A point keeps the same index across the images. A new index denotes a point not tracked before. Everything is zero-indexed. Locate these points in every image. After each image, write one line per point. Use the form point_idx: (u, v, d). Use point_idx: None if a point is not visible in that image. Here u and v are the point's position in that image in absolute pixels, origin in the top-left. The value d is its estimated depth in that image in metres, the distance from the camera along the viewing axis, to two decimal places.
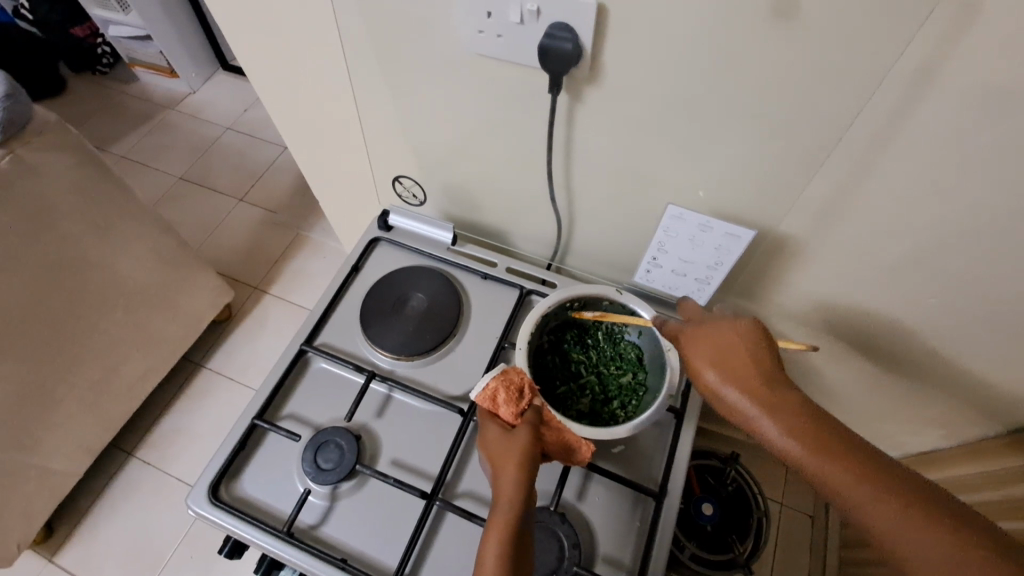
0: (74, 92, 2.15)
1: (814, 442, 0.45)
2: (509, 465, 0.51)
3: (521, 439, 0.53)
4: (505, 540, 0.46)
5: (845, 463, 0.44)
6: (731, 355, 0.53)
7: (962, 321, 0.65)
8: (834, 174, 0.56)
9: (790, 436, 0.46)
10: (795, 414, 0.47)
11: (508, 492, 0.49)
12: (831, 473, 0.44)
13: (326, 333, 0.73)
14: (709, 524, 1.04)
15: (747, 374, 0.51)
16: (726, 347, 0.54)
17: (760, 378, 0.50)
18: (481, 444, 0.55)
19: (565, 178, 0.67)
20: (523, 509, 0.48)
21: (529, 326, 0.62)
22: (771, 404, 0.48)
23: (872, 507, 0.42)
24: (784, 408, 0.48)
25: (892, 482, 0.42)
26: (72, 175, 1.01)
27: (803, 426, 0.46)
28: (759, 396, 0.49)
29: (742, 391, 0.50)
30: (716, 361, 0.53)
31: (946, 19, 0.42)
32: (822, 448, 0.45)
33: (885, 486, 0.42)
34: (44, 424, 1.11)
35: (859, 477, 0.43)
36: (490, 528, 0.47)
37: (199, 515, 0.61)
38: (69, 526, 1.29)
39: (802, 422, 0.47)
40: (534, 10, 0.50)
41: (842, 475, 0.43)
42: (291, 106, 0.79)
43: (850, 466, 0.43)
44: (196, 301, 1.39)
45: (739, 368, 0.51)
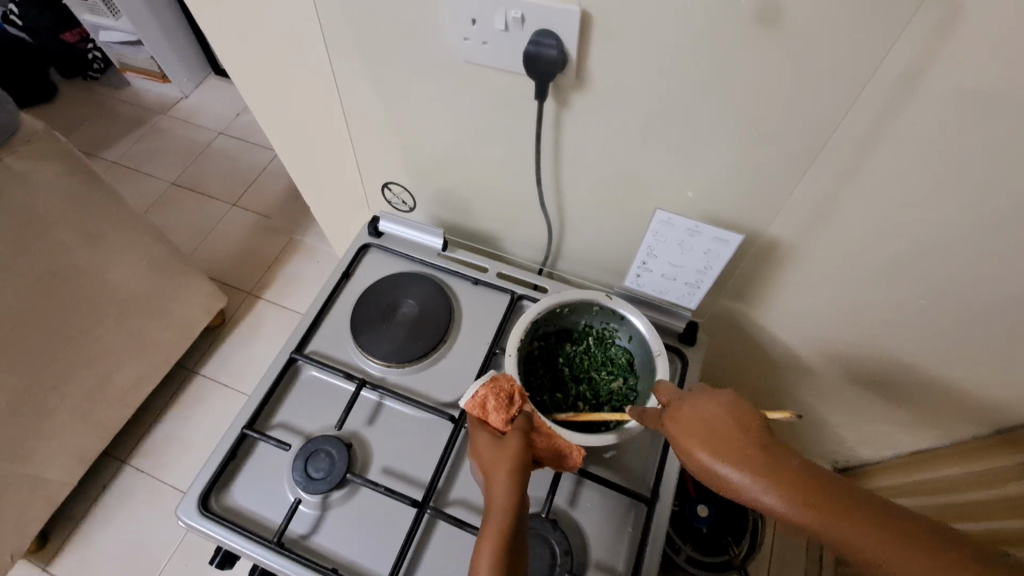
0: (65, 98, 2.14)
1: (824, 513, 0.41)
2: (501, 471, 0.50)
3: (512, 445, 0.52)
4: (498, 546, 0.45)
5: (860, 528, 0.40)
6: (722, 428, 0.46)
7: (952, 322, 0.65)
8: (821, 177, 0.56)
9: (802, 511, 0.41)
10: (799, 483, 0.42)
11: (500, 501, 0.48)
12: (854, 544, 0.40)
13: (317, 341, 0.73)
14: (705, 526, 1.03)
15: (745, 449, 0.44)
16: (706, 417, 0.47)
17: (749, 451, 0.44)
18: (472, 453, 0.54)
19: (554, 184, 0.67)
20: (515, 518, 0.47)
21: (518, 332, 0.62)
22: (772, 477, 0.42)
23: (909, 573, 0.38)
24: (787, 480, 0.42)
25: (909, 540, 0.39)
26: (62, 183, 1.00)
27: (808, 496, 0.41)
28: (755, 469, 0.43)
29: (737, 471, 0.44)
30: (709, 440, 0.46)
31: (929, 24, 0.42)
32: (836, 519, 0.40)
33: (912, 546, 0.38)
34: (36, 434, 1.10)
35: (882, 539, 0.39)
36: (482, 539, 0.46)
37: (189, 526, 0.61)
38: (62, 536, 1.28)
39: (808, 494, 0.41)
40: (519, 18, 0.49)
41: (865, 544, 0.39)
42: (279, 113, 0.79)
43: (869, 533, 0.40)
44: (189, 308, 1.38)
45: (727, 442, 0.45)
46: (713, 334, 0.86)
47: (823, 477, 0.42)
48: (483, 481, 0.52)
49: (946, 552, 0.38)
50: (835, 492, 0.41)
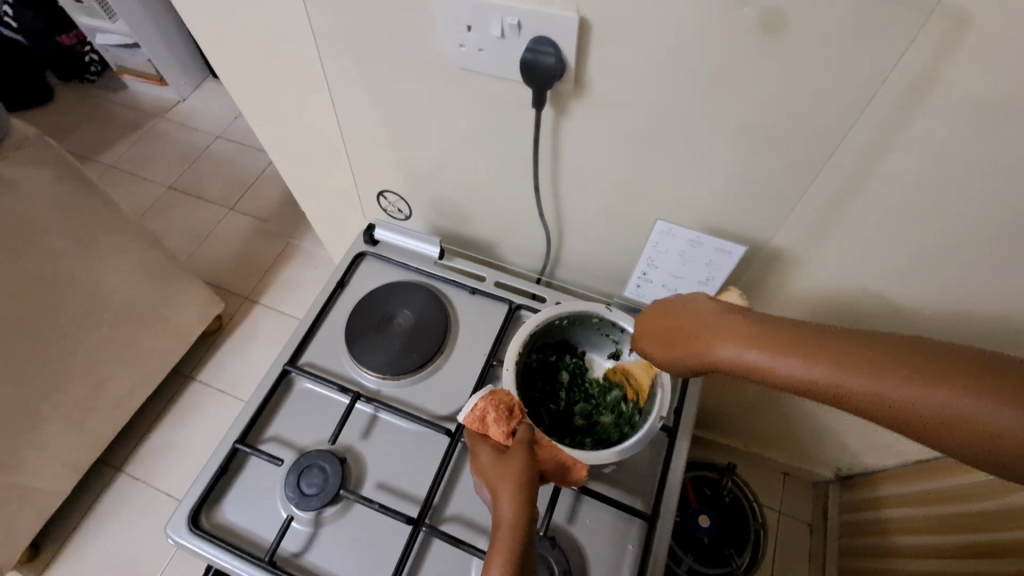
0: (62, 101, 2.13)
1: (806, 354, 0.41)
2: (507, 489, 0.48)
3: (516, 460, 0.50)
4: (509, 567, 0.44)
5: (851, 361, 0.39)
6: (680, 325, 0.50)
7: (960, 334, 0.64)
8: (825, 188, 0.54)
9: (785, 362, 0.42)
10: (773, 338, 0.43)
11: (507, 512, 0.47)
12: (844, 382, 0.39)
13: (311, 352, 0.72)
14: (706, 537, 1.01)
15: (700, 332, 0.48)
16: (669, 318, 0.51)
17: (719, 326, 0.47)
18: (475, 469, 0.53)
19: (553, 192, 0.66)
20: (524, 528, 0.46)
21: (516, 346, 0.60)
22: (747, 338, 0.44)
23: (908, 393, 0.37)
24: (762, 338, 0.44)
25: (907, 360, 0.38)
26: (55, 190, 0.99)
27: (791, 345, 0.42)
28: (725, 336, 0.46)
29: (714, 346, 0.46)
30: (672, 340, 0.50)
31: (937, 31, 0.40)
32: (823, 360, 0.40)
33: (907, 367, 0.38)
34: (28, 443, 1.09)
35: (877, 364, 0.38)
36: (492, 549, 0.45)
37: (179, 544, 0.59)
38: (56, 544, 1.26)
39: (785, 342, 0.42)
40: (515, 24, 0.48)
41: (856, 376, 0.39)
42: (272, 119, 0.78)
43: (856, 363, 0.39)
44: (185, 313, 1.37)
45: (696, 328, 0.48)
46: None
47: (802, 326, 0.43)
48: (489, 498, 0.51)
49: (942, 363, 0.37)
50: (815, 334, 0.42)
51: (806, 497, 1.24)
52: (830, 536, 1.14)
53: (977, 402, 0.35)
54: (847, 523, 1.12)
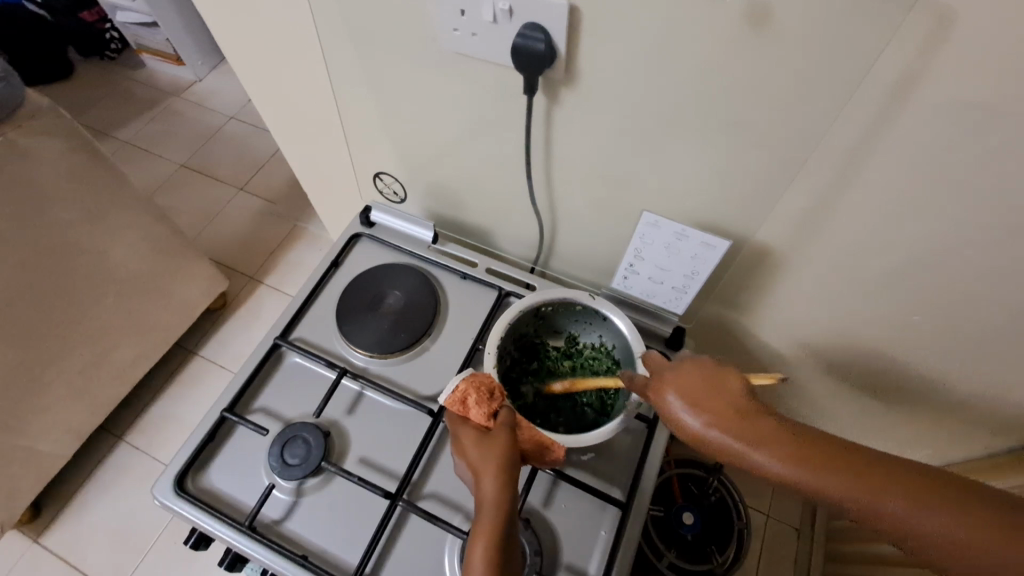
0: (81, 76, 2.16)
1: (856, 478, 0.37)
2: (490, 469, 0.49)
3: (498, 441, 0.51)
4: (491, 545, 0.44)
5: (896, 489, 0.36)
6: (709, 395, 0.43)
7: (946, 337, 0.64)
8: (812, 186, 0.55)
9: (826, 483, 0.38)
10: (815, 450, 0.38)
11: (493, 486, 0.48)
12: (888, 515, 0.36)
13: (302, 328, 0.73)
14: (690, 533, 1.02)
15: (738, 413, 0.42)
16: (702, 388, 0.44)
17: (760, 422, 0.41)
18: (457, 451, 0.53)
19: (545, 181, 0.67)
20: (509, 502, 0.47)
21: (498, 330, 0.61)
22: (791, 446, 0.39)
23: (944, 529, 0.35)
24: (798, 448, 0.39)
25: (959, 505, 0.35)
26: (64, 161, 1.01)
27: (837, 463, 0.38)
28: (761, 436, 0.40)
29: (746, 428, 0.41)
30: (707, 410, 0.43)
31: (922, 29, 0.40)
32: (874, 488, 0.37)
33: (955, 507, 0.35)
34: (32, 407, 1.12)
35: (932, 502, 0.36)
36: (478, 522, 0.46)
37: (164, 505, 0.61)
38: (55, 507, 1.30)
39: (833, 460, 0.38)
40: (507, 9, 0.49)
41: (896, 509, 0.36)
42: (275, 99, 0.79)
43: (904, 494, 0.36)
44: (189, 288, 1.39)
45: (718, 403, 0.43)
46: (705, 339, 0.85)
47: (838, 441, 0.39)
48: (470, 479, 0.51)
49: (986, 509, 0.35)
50: (857, 453, 0.39)
51: (794, 500, 1.24)
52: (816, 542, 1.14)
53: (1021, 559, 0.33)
54: (834, 530, 1.11)
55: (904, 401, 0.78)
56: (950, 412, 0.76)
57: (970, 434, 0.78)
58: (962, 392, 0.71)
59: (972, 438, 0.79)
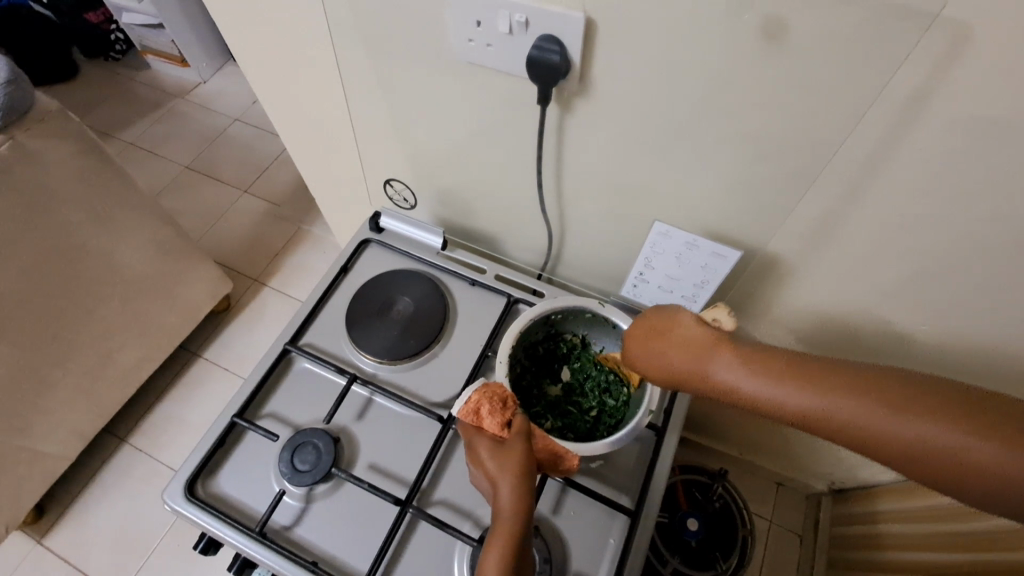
0: (85, 77, 2.16)
1: (803, 382, 0.42)
2: (507, 476, 0.49)
3: (513, 449, 0.51)
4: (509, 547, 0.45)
5: (847, 391, 0.40)
6: (665, 337, 0.50)
7: (953, 350, 0.64)
8: (822, 199, 0.55)
9: (778, 389, 0.42)
10: (762, 363, 0.44)
11: (510, 491, 0.48)
12: (843, 416, 0.39)
13: (312, 334, 0.73)
14: (694, 540, 1.01)
15: (694, 345, 0.48)
16: (663, 331, 0.51)
17: (724, 346, 0.46)
18: (472, 461, 0.53)
19: (555, 189, 0.67)
20: (528, 506, 0.48)
21: (510, 338, 0.62)
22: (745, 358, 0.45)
23: (885, 421, 0.38)
24: (751, 360, 0.45)
25: (908, 398, 0.38)
26: (73, 163, 1.02)
27: (790, 373, 0.42)
28: (716, 355, 0.46)
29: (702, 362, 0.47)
30: (665, 349, 0.49)
31: (939, 44, 0.40)
32: (825, 389, 0.41)
33: (897, 402, 0.38)
34: (37, 408, 1.12)
35: (885, 400, 0.38)
36: (497, 525, 0.46)
37: (174, 510, 0.61)
38: (59, 509, 1.30)
39: (782, 371, 0.43)
40: (523, 21, 0.49)
41: (844, 408, 0.39)
42: (286, 104, 0.79)
43: (854, 393, 0.39)
44: (194, 290, 1.39)
45: (680, 341, 0.49)
46: None
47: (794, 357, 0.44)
48: (486, 487, 0.51)
49: (932, 401, 0.37)
50: (811, 364, 0.42)
51: (798, 504, 1.23)
52: (819, 545, 1.14)
53: (972, 445, 0.35)
54: (836, 537, 1.11)
55: None
56: None
57: None
58: None
59: None
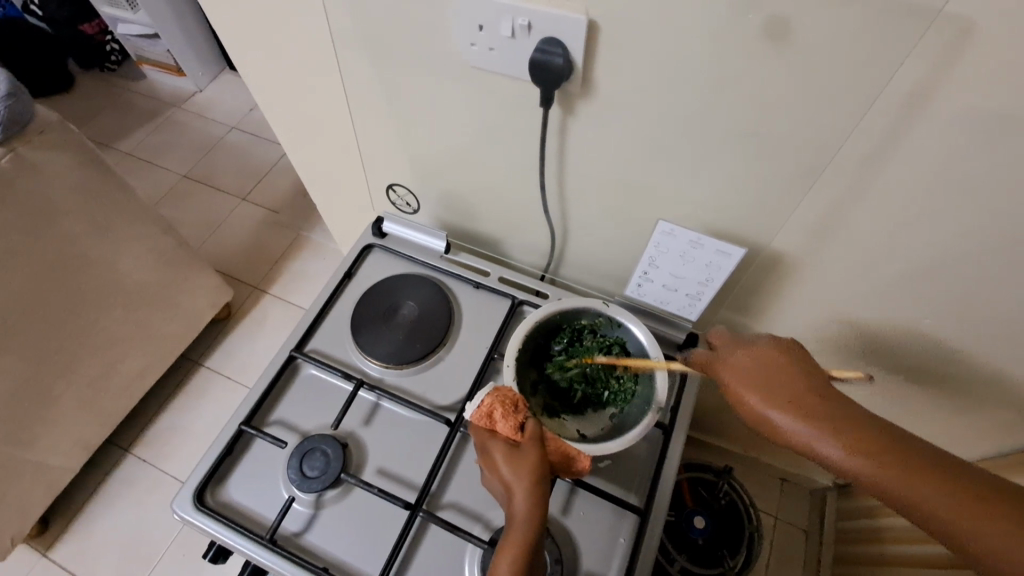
0: (81, 88, 2.16)
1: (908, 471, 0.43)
2: (521, 486, 0.49)
3: (527, 456, 0.51)
4: (519, 559, 0.46)
5: (947, 487, 0.42)
6: (760, 374, 0.51)
7: (957, 343, 0.65)
8: (824, 196, 0.55)
9: (887, 478, 0.43)
10: (879, 442, 0.44)
11: (525, 501, 0.49)
12: (944, 511, 0.41)
13: (317, 339, 0.73)
14: (701, 538, 1.02)
15: (779, 391, 0.49)
16: (756, 369, 0.51)
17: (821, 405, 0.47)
18: (486, 465, 0.53)
19: (559, 191, 0.67)
20: (540, 514, 0.48)
21: (517, 340, 0.62)
22: (831, 425, 0.45)
23: (937, 506, 0.42)
24: (854, 437, 0.44)
25: (977, 498, 0.41)
26: (73, 174, 1.01)
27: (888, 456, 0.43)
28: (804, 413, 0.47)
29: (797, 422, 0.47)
30: (756, 383, 0.50)
31: (940, 41, 0.41)
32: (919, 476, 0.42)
33: (999, 514, 0.40)
34: (41, 420, 1.12)
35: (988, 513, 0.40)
36: (509, 535, 0.47)
37: (183, 520, 0.61)
38: (64, 521, 1.29)
39: (888, 454, 0.43)
40: (526, 25, 0.50)
41: (927, 499, 0.42)
42: (288, 111, 0.80)
43: (936, 490, 0.42)
44: (195, 299, 1.39)
45: (770, 382, 0.50)
46: None
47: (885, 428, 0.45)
48: (499, 493, 0.52)
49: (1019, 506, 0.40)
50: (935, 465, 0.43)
51: (802, 501, 1.24)
52: (824, 540, 1.14)
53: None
54: (841, 531, 1.12)
55: (918, 404, 0.78)
56: (961, 416, 0.76)
57: (981, 435, 0.78)
58: (973, 396, 0.72)
59: (982, 437, 0.79)
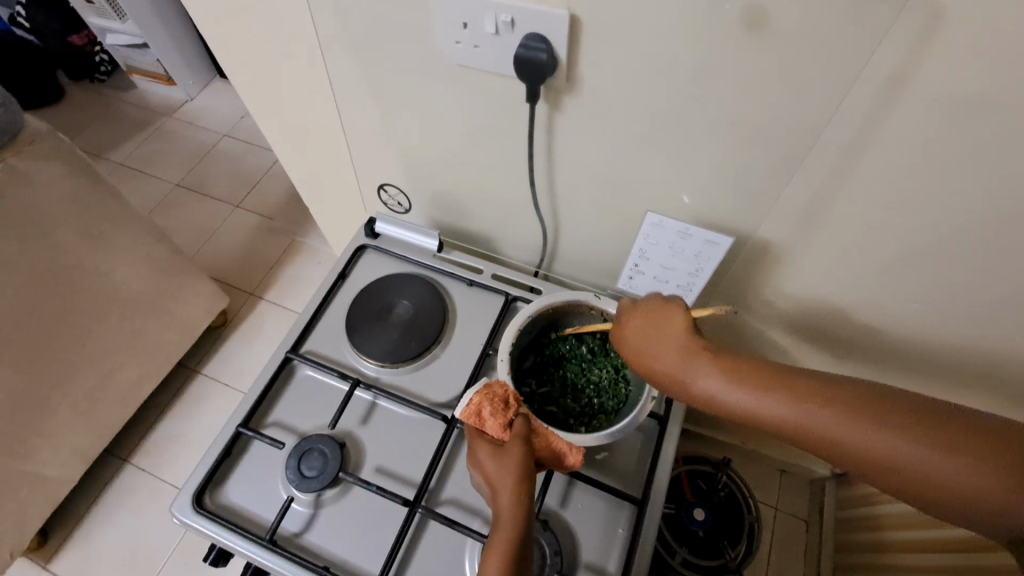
0: (72, 100, 2.16)
1: (815, 404, 0.41)
2: (506, 481, 0.50)
3: (514, 451, 0.52)
4: (503, 553, 0.45)
5: (852, 414, 0.40)
6: (655, 332, 0.51)
7: (944, 326, 0.65)
8: (809, 182, 0.56)
9: (780, 406, 0.43)
10: (768, 379, 0.44)
11: (509, 496, 0.49)
12: (826, 425, 0.40)
13: (312, 340, 0.74)
14: (701, 529, 1.03)
15: (672, 344, 0.49)
16: (652, 328, 0.52)
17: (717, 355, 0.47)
18: (475, 463, 0.54)
19: (548, 186, 0.68)
20: (526, 507, 0.48)
21: (511, 335, 0.63)
22: (722, 370, 0.46)
23: (843, 433, 0.40)
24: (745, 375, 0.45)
25: (888, 414, 0.39)
26: (65, 184, 1.01)
27: (780, 387, 0.43)
28: (704, 368, 0.47)
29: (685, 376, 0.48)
30: (645, 344, 0.51)
31: (916, 25, 0.42)
32: (795, 395, 0.42)
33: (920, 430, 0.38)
34: (38, 431, 1.12)
35: (893, 426, 0.38)
36: (496, 529, 0.47)
37: (183, 523, 0.61)
38: (64, 532, 1.29)
39: (779, 383, 0.43)
40: (509, 21, 0.50)
41: (832, 424, 0.40)
42: (277, 115, 0.80)
43: (842, 412, 0.40)
44: (190, 306, 1.39)
45: (661, 338, 0.50)
46: None
47: (791, 368, 0.45)
48: (488, 491, 0.52)
49: (968, 438, 0.37)
50: (834, 386, 0.42)
51: (801, 491, 1.24)
52: (825, 531, 1.15)
53: (964, 474, 0.36)
54: (842, 520, 1.13)
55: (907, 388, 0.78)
56: None
57: None
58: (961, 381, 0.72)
59: None
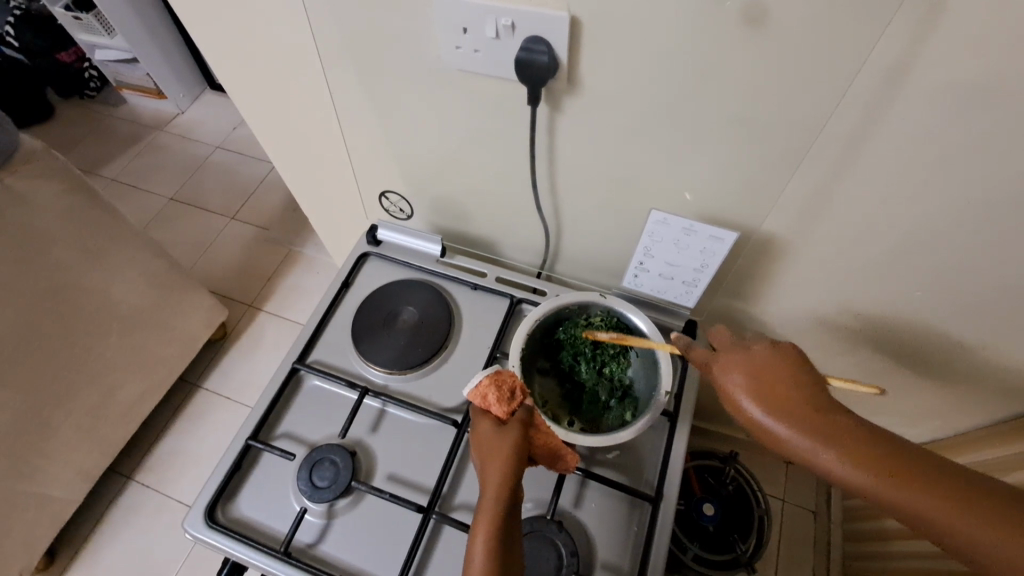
0: (62, 117, 2.14)
1: (890, 479, 0.42)
2: (495, 463, 0.50)
3: (511, 436, 0.52)
4: (488, 535, 0.45)
5: (926, 492, 0.41)
6: (730, 378, 0.50)
7: (946, 314, 0.66)
8: (811, 175, 0.56)
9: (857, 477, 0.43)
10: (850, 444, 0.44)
11: (496, 479, 0.49)
12: (900, 498, 0.42)
13: (319, 350, 0.73)
14: (711, 524, 1.03)
15: (749, 392, 0.48)
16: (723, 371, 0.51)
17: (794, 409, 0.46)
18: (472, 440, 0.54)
19: (550, 188, 0.68)
20: (512, 495, 0.48)
21: (520, 337, 0.63)
22: (799, 426, 0.45)
23: (917, 507, 0.41)
24: (823, 438, 0.44)
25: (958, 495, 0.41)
26: (61, 202, 1.01)
27: (857, 456, 0.43)
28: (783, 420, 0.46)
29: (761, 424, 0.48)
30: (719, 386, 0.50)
31: (915, 17, 0.42)
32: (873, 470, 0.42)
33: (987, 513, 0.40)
34: (42, 452, 1.11)
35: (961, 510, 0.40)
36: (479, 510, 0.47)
37: (196, 539, 0.61)
38: (70, 553, 1.27)
39: (857, 452, 0.43)
40: (509, 25, 0.51)
41: (906, 498, 0.41)
42: (275, 125, 0.80)
43: (914, 488, 0.41)
44: (191, 320, 1.38)
45: (742, 385, 0.49)
46: None
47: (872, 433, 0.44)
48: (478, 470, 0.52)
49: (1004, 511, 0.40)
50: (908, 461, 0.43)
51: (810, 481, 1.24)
52: (834, 520, 1.16)
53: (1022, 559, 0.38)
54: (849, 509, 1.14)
55: (912, 376, 0.79)
56: (953, 388, 0.78)
57: (980, 406, 0.79)
58: (964, 366, 0.73)
59: (979, 409, 0.80)
